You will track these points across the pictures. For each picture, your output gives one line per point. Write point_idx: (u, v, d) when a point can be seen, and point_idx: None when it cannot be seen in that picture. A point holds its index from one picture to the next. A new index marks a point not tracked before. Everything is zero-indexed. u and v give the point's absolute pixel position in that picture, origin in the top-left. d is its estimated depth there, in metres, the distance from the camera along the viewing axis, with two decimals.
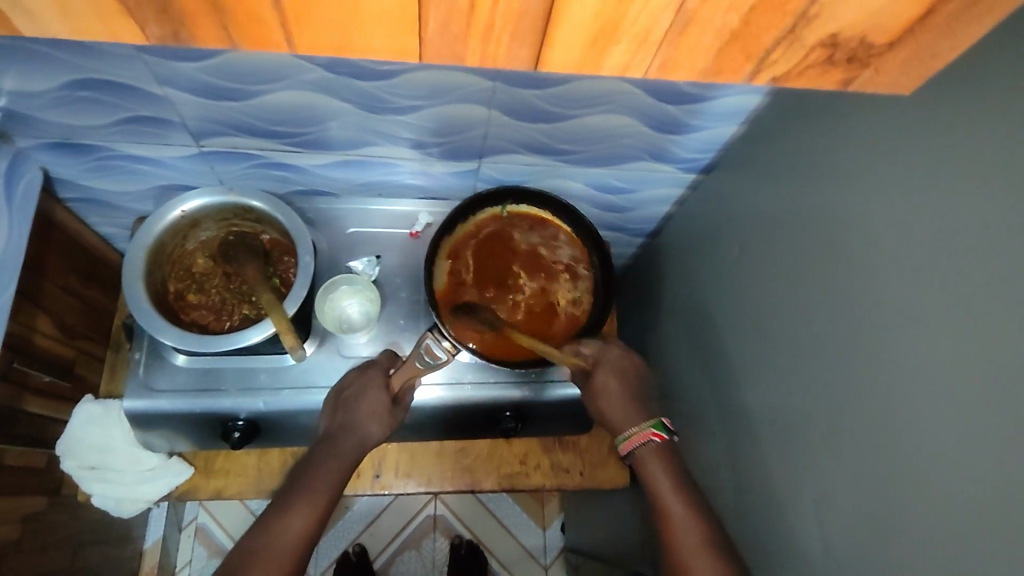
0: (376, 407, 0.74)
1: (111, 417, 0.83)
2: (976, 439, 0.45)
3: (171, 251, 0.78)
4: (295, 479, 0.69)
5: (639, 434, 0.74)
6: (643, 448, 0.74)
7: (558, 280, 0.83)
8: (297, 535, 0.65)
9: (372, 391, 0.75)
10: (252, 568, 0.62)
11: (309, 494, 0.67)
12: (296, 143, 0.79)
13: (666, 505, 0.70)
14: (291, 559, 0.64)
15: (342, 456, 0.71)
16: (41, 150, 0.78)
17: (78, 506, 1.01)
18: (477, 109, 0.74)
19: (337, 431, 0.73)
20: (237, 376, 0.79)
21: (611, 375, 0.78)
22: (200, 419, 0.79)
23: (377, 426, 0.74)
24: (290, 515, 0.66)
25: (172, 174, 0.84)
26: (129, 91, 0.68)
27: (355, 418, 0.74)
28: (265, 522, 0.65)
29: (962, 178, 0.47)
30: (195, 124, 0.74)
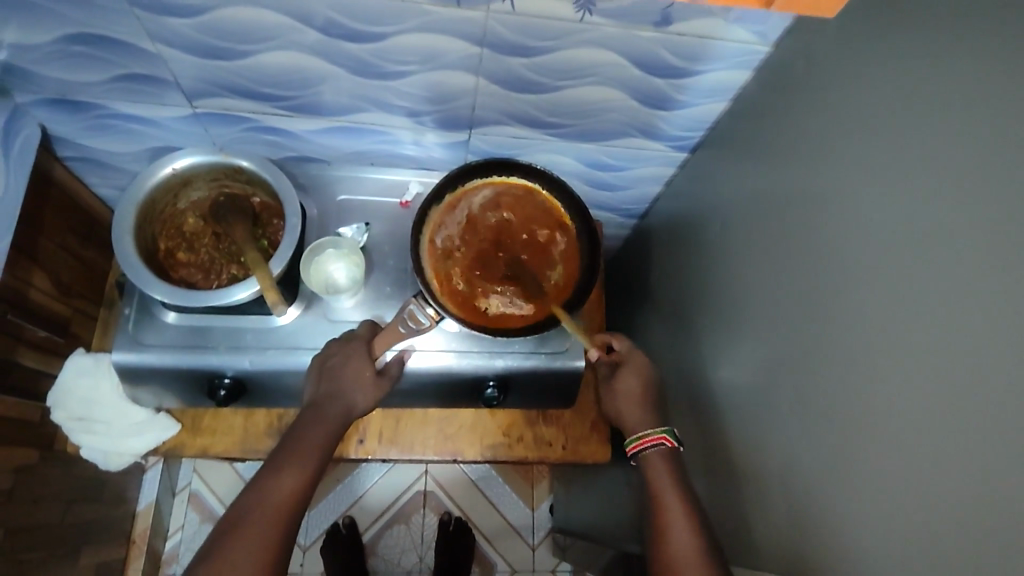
0: (361, 377, 0.77)
1: (102, 370, 0.86)
2: (957, 404, 0.45)
3: (162, 208, 0.79)
4: (284, 444, 0.71)
5: (650, 436, 0.76)
6: (651, 451, 0.75)
7: (487, 214, 0.85)
8: (287, 496, 0.66)
9: (357, 362, 0.77)
10: (247, 524, 0.63)
11: (299, 457, 0.69)
12: (289, 107, 0.81)
13: (671, 500, 0.70)
14: (284, 516, 0.65)
15: (328, 422, 0.73)
16: (39, 106, 0.80)
17: (72, 462, 1.03)
18: (466, 77, 0.75)
19: (323, 397, 0.75)
20: (225, 335, 0.80)
21: (629, 374, 0.83)
22: (188, 376, 0.81)
23: (362, 395, 0.77)
24: (280, 477, 0.67)
25: (166, 135, 0.86)
26: (123, 47, 0.70)
27: (341, 385, 0.76)
28: (255, 483, 0.67)
29: (948, 146, 0.47)
30: (190, 84, 0.76)
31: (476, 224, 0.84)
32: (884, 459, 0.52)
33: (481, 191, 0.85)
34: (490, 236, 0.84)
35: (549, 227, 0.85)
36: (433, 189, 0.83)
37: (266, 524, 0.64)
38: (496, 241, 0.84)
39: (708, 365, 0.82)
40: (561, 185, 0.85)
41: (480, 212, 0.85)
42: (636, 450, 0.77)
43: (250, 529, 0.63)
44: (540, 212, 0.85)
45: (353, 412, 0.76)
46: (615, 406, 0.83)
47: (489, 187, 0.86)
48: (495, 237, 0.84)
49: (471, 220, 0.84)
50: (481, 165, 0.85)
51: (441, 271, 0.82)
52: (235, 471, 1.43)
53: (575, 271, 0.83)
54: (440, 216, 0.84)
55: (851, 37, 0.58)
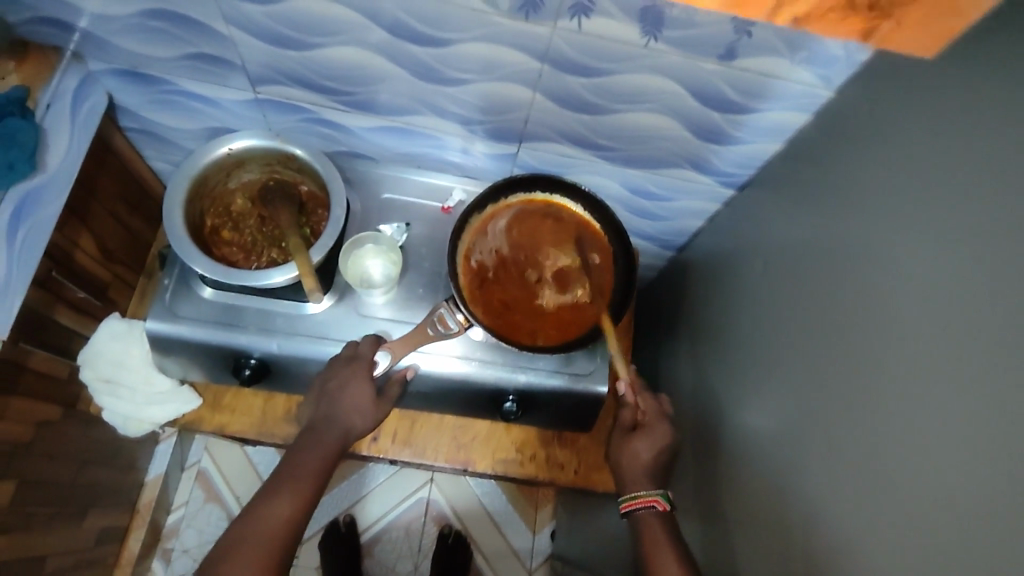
0: (362, 399, 0.77)
1: (133, 335, 0.87)
2: (992, 474, 0.43)
3: (213, 186, 0.81)
4: (279, 469, 0.73)
5: (643, 496, 0.74)
6: (643, 511, 0.73)
7: (511, 237, 0.85)
8: (280, 523, 0.68)
9: (357, 382, 0.77)
10: (240, 553, 0.64)
11: (295, 482, 0.71)
12: (346, 102, 0.82)
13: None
14: (279, 542, 0.67)
15: (324, 447, 0.75)
16: (109, 75, 0.83)
17: (93, 424, 1.05)
18: (522, 90, 0.75)
19: (320, 424, 0.77)
20: (256, 316, 0.81)
21: (645, 440, 0.78)
22: (216, 352, 0.82)
23: (360, 418, 0.78)
24: (275, 504, 0.69)
25: (225, 116, 0.89)
26: (196, 27, 0.72)
27: (339, 410, 0.77)
28: (250, 512, 0.68)
29: (1002, 205, 0.46)
30: (254, 68, 0.78)
31: (504, 248, 0.84)
32: (908, 523, 0.49)
33: (497, 222, 0.85)
34: (518, 256, 0.84)
35: (574, 236, 0.85)
36: (474, 203, 0.83)
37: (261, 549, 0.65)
38: (526, 260, 0.84)
39: (731, 407, 0.81)
40: (579, 191, 0.85)
41: (506, 237, 0.85)
42: (629, 508, 0.74)
43: (241, 553, 0.64)
44: (562, 224, 0.85)
45: (349, 437, 0.77)
46: (617, 465, 0.78)
47: (504, 216, 0.85)
48: (523, 258, 0.84)
49: (498, 245, 0.84)
50: (500, 187, 0.84)
51: (479, 293, 0.82)
52: (244, 454, 1.44)
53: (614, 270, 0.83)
54: (473, 237, 0.84)
55: (909, 87, 0.57)
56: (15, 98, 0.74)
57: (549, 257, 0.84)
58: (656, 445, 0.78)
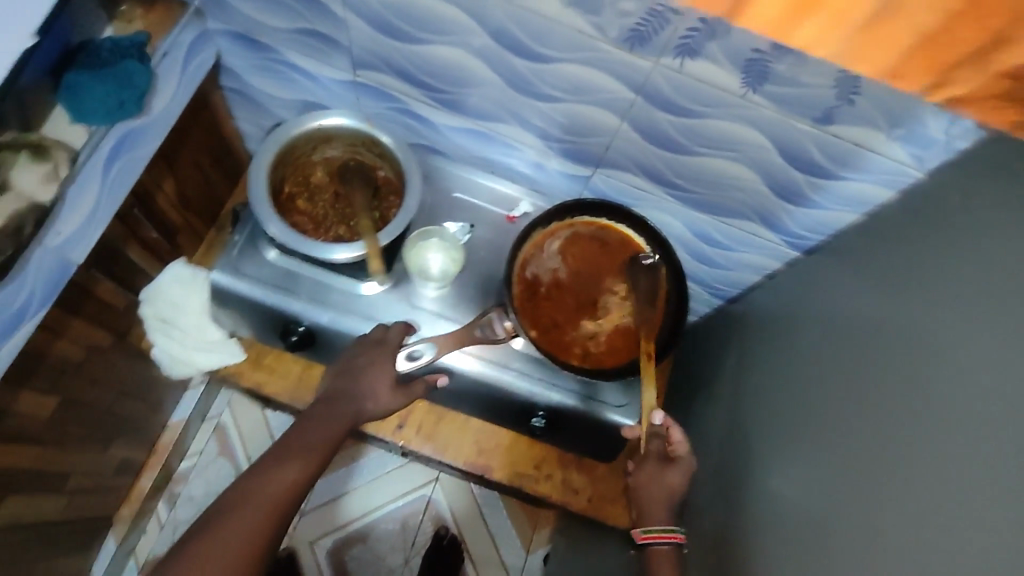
0: (381, 380, 0.77)
1: (195, 282, 0.87)
2: None
3: (298, 156, 0.84)
4: (287, 438, 0.71)
5: (663, 531, 0.73)
6: (661, 547, 0.72)
7: (564, 259, 0.86)
8: (283, 490, 0.66)
9: (380, 366, 0.77)
10: (235, 514, 0.63)
11: (302, 452, 0.69)
12: (436, 98, 0.85)
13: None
14: (278, 509, 0.65)
15: (336, 421, 0.73)
16: (224, 36, 0.88)
17: (139, 358, 1.10)
18: (608, 116, 0.76)
19: (336, 396, 0.75)
20: (312, 287, 0.84)
21: (661, 478, 0.77)
22: (269, 313, 0.85)
23: (377, 398, 0.76)
24: (276, 472, 0.67)
25: (321, 91, 0.93)
26: (313, 5, 0.76)
27: (359, 386, 0.76)
28: (253, 475, 0.66)
29: None
30: (358, 52, 0.81)
31: (556, 269, 0.85)
32: None
33: (551, 244, 0.86)
34: (569, 278, 0.85)
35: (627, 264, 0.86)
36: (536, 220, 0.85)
37: (256, 517, 0.63)
38: (577, 283, 0.85)
39: (757, 464, 0.80)
40: (645, 225, 0.85)
41: (558, 259, 0.86)
42: (646, 539, 0.73)
43: (233, 519, 0.62)
44: (614, 252, 0.86)
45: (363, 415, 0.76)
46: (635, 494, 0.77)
47: (558, 238, 0.86)
48: (573, 281, 0.85)
49: (549, 265, 0.85)
50: (561, 210, 0.86)
51: (530, 309, 0.83)
52: (263, 417, 1.45)
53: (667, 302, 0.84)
54: (527, 253, 0.85)
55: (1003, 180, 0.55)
56: (137, 41, 0.78)
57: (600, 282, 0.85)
58: (677, 484, 0.77)
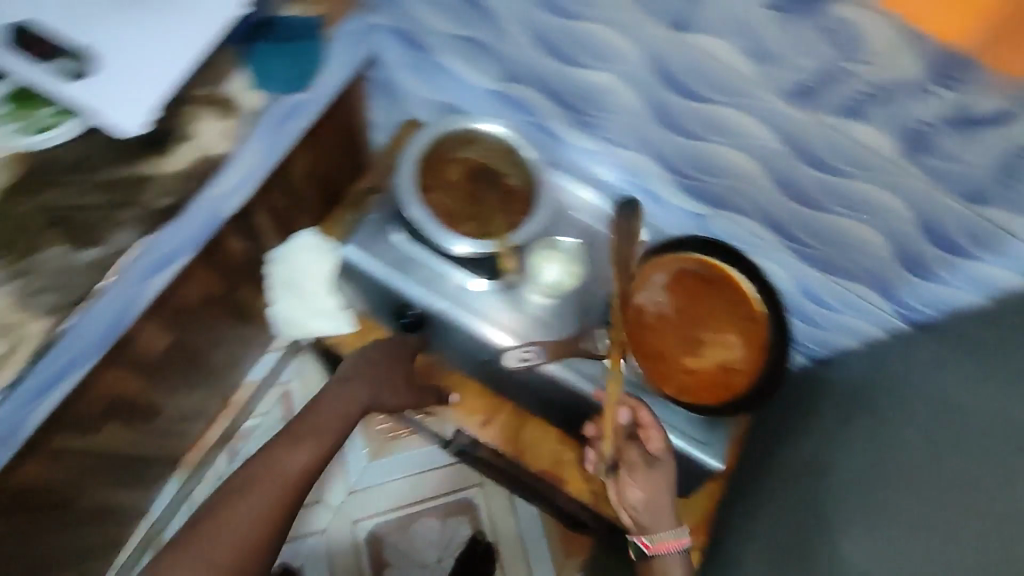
0: (393, 372, 0.88)
1: (325, 254, 0.91)
2: None
3: (440, 152, 0.89)
4: (301, 418, 0.81)
5: (665, 538, 0.84)
6: (669, 554, 0.83)
7: (671, 294, 0.87)
8: (299, 471, 0.76)
9: (391, 361, 0.89)
10: (255, 488, 0.73)
11: (316, 438, 0.79)
12: (576, 119, 0.88)
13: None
14: (290, 486, 0.75)
15: (341, 403, 0.84)
16: (387, 32, 0.95)
17: (242, 314, 1.17)
18: (743, 159, 0.78)
19: (346, 382, 0.86)
20: (429, 275, 0.88)
21: (643, 482, 0.84)
22: (386, 292, 0.89)
23: (397, 390, 0.89)
24: (290, 453, 0.77)
25: (465, 95, 0.98)
26: (481, 15, 0.81)
27: (371, 371, 0.87)
28: (273, 453, 0.76)
29: None
30: (512, 64, 0.86)
31: (662, 302, 0.87)
32: None
33: (660, 277, 0.87)
34: (672, 313, 0.86)
35: (734, 307, 0.87)
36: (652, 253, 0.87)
37: (269, 492, 0.73)
38: (681, 319, 0.86)
39: (823, 528, 0.77)
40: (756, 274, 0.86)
41: (665, 293, 0.87)
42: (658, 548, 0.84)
43: (245, 496, 0.73)
44: (722, 293, 0.87)
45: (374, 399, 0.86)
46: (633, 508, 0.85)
47: (667, 273, 0.87)
48: (678, 316, 0.86)
49: (656, 297, 0.87)
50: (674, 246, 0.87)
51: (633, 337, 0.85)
52: None
53: (767, 352, 0.85)
54: (636, 281, 0.87)
55: None
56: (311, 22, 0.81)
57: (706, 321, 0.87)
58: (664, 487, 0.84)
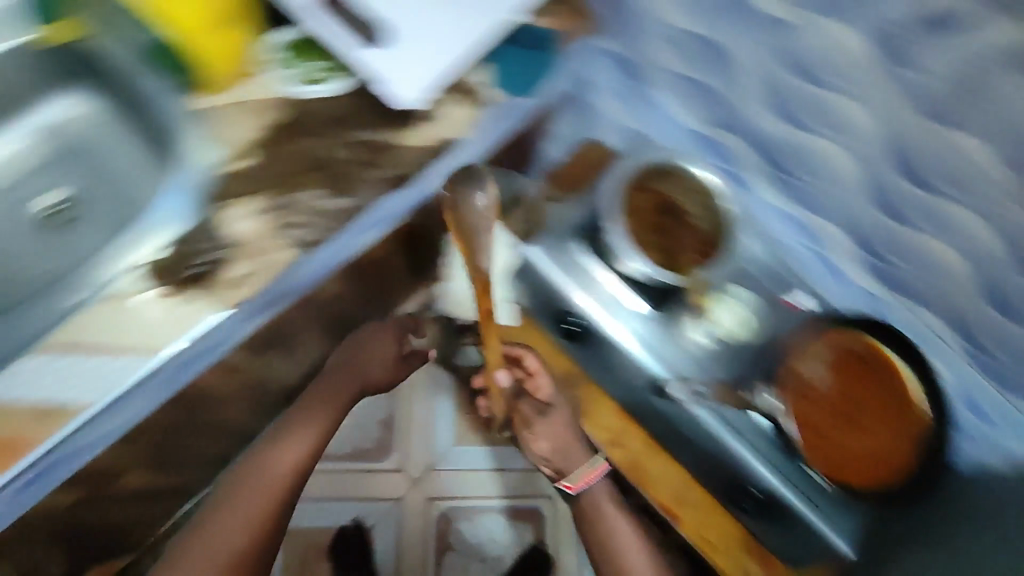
0: (383, 350, 1.17)
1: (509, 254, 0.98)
2: None
3: (638, 181, 0.91)
4: (291, 416, 1.07)
5: (595, 469, 1.00)
6: (597, 483, 1.00)
7: (831, 371, 0.87)
8: (294, 457, 1.02)
9: (379, 341, 1.16)
10: (251, 485, 0.98)
11: (304, 430, 1.05)
12: (780, 179, 0.88)
13: (609, 511, 0.98)
14: (291, 467, 1.02)
15: (315, 420, 1.07)
16: (608, 59, 0.98)
17: (395, 285, 1.23)
18: (952, 257, 0.76)
19: (317, 398, 1.10)
20: (604, 294, 0.95)
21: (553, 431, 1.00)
22: (556, 298, 0.96)
23: (385, 365, 1.17)
24: (283, 446, 1.03)
25: (666, 131, 1.00)
26: (718, 61, 0.83)
27: (337, 374, 1.12)
28: (268, 460, 1.01)
29: None
30: (732, 113, 0.87)
31: (819, 379, 0.88)
32: None
33: (822, 352, 0.88)
34: (829, 390, 0.87)
35: (895, 403, 0.84)
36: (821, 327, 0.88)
37: (266, 484, 0.98)
38: (838, 398, 0.87)
39: None
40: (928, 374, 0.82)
41: (829, 370, 0.87)
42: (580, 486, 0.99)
43: (264, 477, 0.99)
44: (886, 385, 0.85)
45: (354, 367, 1.13)
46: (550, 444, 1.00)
47: (832, 349, 0.87)
48: (835, 395, 0.87)
49: (816, 372, 0.88)
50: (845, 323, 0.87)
51: (787, 404, 0.89)
52: None
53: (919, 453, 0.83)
54: (798, 351, 0.89)
55: None
56: (548, 33, 0.85)
57: (863, 406, 0.86)
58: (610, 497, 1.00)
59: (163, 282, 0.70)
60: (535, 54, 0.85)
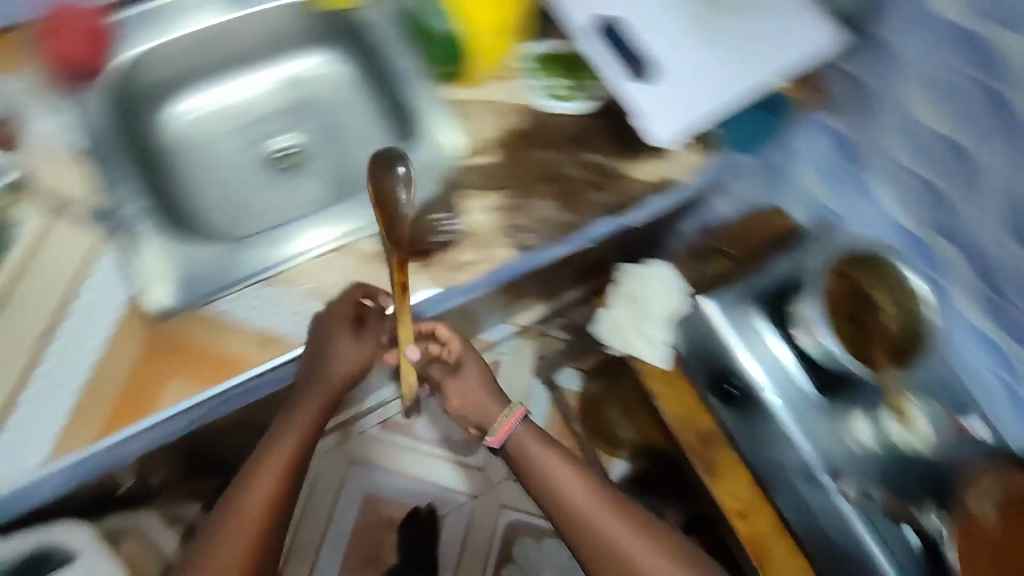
0: (347, 349, 0.73)
1: (675, 292, 0.97)
2: None
3: (844, 261, 0.87)
4: (267, 439, 0.74)
5: (507, 420, 0.79)
6: (519, 427, 0.80)
7: (1003, 511, 0.77)
8: (290, 450, 0.73)
9: (344, 343, 0.72)
10: (233, 508, 0.70)
11: (303, 407, 0.74)
12: (990, 299, 0.85)
13: (544, 452, 0.78)
14: (285, 466, 0.73)
15: (290, 442, 0.73)
16: (827, 135, 0.97)
17: (538, 296, 1.24)
18: None
19: (297, 409, 0.74)
20: (774, 365, 0.89)
21: (465, 385, 0.81)
22: (720, 358, 0.91)
23: (350, 359, 0.74)
24: (252, 490, 0.71)
25: (869, 220, 0.98)
26: (961, 168, 0.81)
27: (312, 384, 0.73)
28: (246, 479, 0.72)
29: None
30: (957, 222, 0.84)
31: (987, 515, 0.78)
32: None
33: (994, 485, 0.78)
34: (997, 531, 0.77)
35: None
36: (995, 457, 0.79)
37: (231, 547, 0.68)
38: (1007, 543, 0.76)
39: None
40: None
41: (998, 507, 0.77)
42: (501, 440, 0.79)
43: (228, 526, 0.69)
44: None
45: (331, 360, 0.72)
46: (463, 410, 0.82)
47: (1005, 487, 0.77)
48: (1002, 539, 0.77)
49: (981, 505, 0.78)
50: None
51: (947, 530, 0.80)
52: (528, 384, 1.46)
53: None
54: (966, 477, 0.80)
55: None
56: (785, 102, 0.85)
57: None
58: (557, 463, 0.78)
59: None
60: (770, 119, 0.84)
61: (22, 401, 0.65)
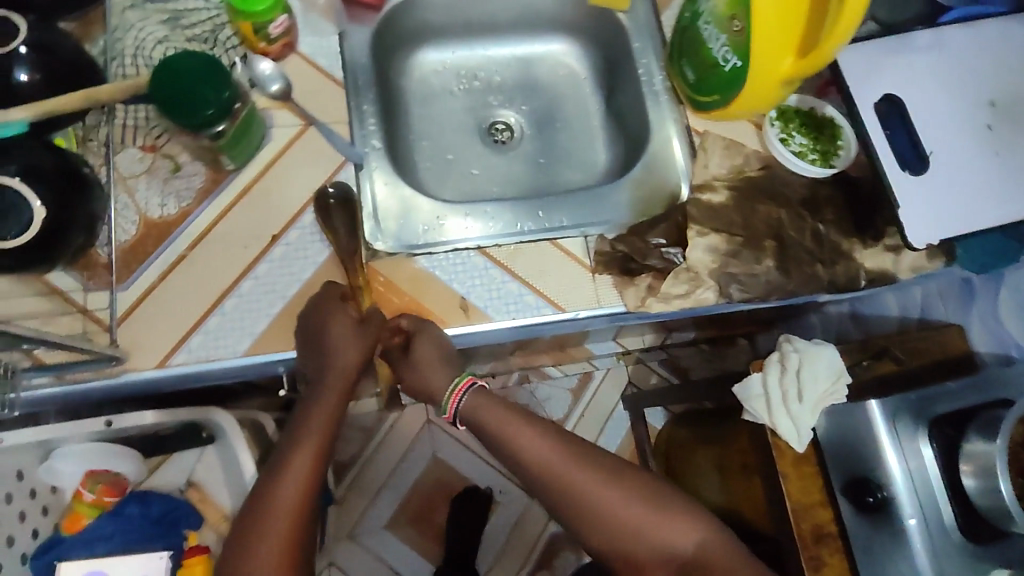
0: (345, 336, 0.68)
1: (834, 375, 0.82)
2: None
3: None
4: (296, 424, 0.68)
5: (452, 395, 0.72)
6: (468, 396, 0.72)
7: None
8: (326, 424, 0.68)
9: (339, 325, 0.68)
10: (270, 504, 0.63)
11: (335, 383, 0.69)
12: None
13: (498, 414, 0.71)
14: (323, 440, 0.67)
15: (319, 425, 0.67)
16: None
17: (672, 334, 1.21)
18: None
19: (315, 401, 0.69)
20: (923, 490, 0.77)
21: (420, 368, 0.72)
22: (867, 462, 0.79)
23: (359, 350, 0.69)
24: (284, 475, 0.64)
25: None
26: None
27: (329, 371, 0.69)
28: (273, 474, 0.65)
29: None
30: None
31: None
32: None
33: None
34: None
35: None
36: None
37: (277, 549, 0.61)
38: None
39: None
40: None
41: None
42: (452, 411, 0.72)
43: (259, 528, 0.62)
44: None
45: (333, 348, 0.68)
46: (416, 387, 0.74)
47: None
48: None
49: None
50: None
51: None
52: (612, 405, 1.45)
53: None
54: None
55: None
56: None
57: None
58: (506, 424, 0.70)
59: (603, 261, 0.75)
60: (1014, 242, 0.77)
61: (235, 294, 0.69)
